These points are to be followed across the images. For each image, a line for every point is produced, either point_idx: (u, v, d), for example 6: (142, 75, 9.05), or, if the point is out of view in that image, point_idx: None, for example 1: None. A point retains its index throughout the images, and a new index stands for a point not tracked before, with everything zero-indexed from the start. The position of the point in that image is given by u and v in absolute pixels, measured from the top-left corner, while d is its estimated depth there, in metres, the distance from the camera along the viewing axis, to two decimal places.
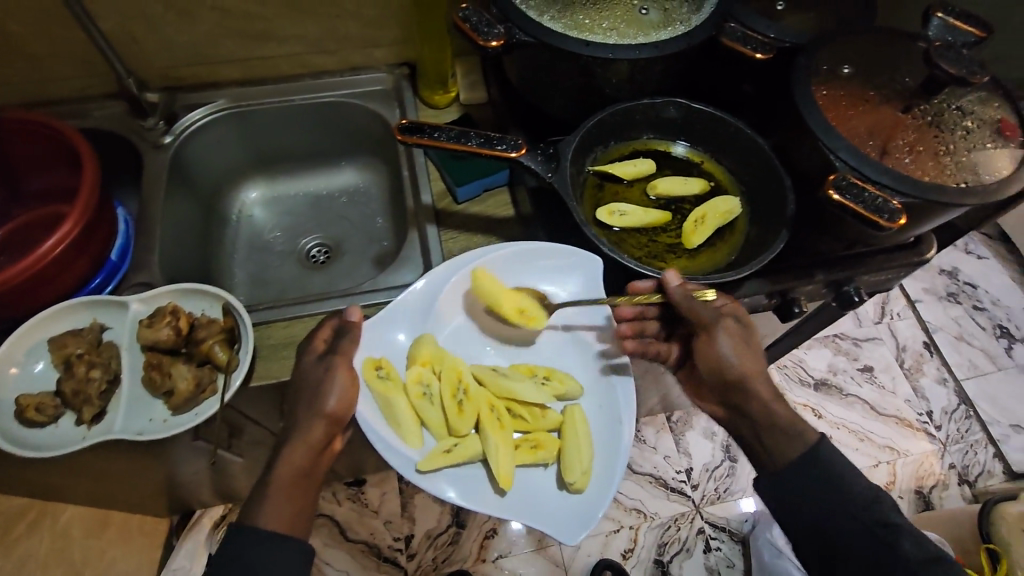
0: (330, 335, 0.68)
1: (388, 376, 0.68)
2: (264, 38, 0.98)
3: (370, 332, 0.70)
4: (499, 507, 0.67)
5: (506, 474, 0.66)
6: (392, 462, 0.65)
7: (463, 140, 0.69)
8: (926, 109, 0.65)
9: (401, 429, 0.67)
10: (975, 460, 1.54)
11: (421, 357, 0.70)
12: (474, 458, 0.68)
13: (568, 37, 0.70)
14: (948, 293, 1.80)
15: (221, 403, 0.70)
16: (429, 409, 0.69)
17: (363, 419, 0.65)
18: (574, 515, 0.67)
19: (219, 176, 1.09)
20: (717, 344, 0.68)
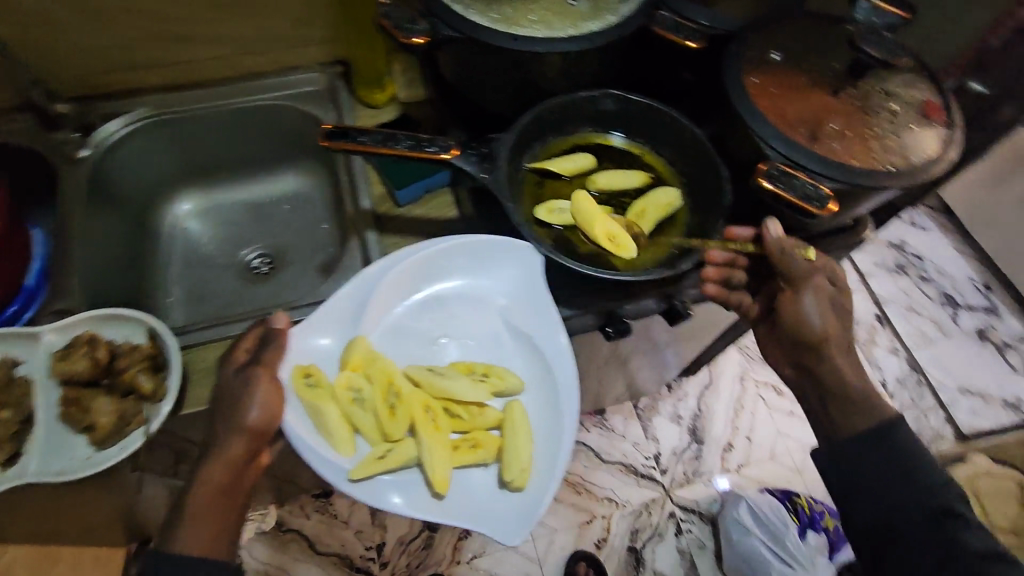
0: (254, 346, 0.65)
1: (316, 384, 0.64)
2: (182, 42, 0.93)
3: (298, 339, 0.66)
4: (437, 512, 0.64)
5: (441, 479, 0.63)
6: (322, 473, 0.62)
7: (391, 143, 0.66)
8: (853, 93, 0.66)
9: (331, 438, 0.63)
10: (928, 425, 1.60)
11: (350, 361, 0.65)
12: (409, 463, 0.65)
13: (496, 31, 0.68)
14: (897, 266, 1.85)
15: (145, 436, 0.65)
16: (361, 415, 0.65)
17: (289, 430, 0.62)
18: (513, 515, 0.64)
19: (147, 188, 1.02)
20: (803, 302, 0.68)
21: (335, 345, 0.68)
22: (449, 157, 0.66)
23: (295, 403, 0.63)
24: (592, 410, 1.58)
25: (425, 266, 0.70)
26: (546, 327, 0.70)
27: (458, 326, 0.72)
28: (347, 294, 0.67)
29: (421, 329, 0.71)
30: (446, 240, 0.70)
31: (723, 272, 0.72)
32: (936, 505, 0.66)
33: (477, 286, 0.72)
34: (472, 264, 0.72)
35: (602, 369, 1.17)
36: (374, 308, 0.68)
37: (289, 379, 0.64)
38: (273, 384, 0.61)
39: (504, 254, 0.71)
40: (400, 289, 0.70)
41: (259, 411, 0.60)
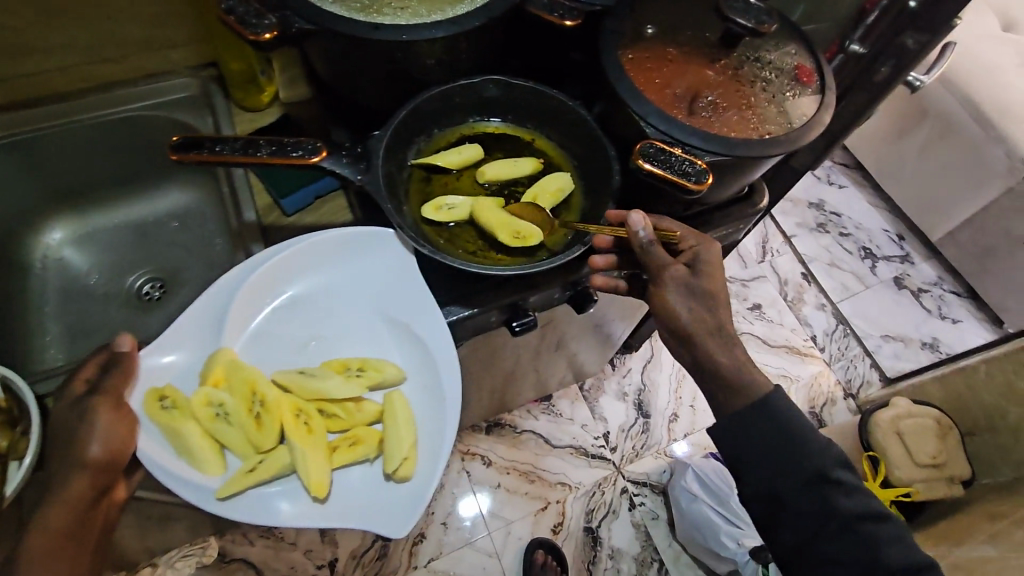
0: (95, 373, 0.63)
1: (173, 406, 0.62)
2: (22, 54, 0.82)
3: (147, 364, 0.63)
4: (319, 516, 0.63)
5: (318, 481, 0.62)
6: (187, 497, 0.61)
7: (252, 151, 0.61)
8: (728, 64, 0.66)
9: (195, 459, 0.62)
10: (856, 373, 1.68)
11: (209, 376, 0.64)
12: (285, 471, 0.64)
13: (355, 21, 0.63)
14: (817, 224, 1.92)
15: (1, 498, 0.60)
16: (228, 431, 0.64)
17: (145, 458, 0.60)
18: (401, 504, 0.63)
19: (10, 219, 0.92)
20: (674, 285, 0.65)
21: (194, 362, 0.65)
22: (318, 161, 0.61)
23: (151, 429, 0.61)
24: (537, 398, 1.56)
25: (284, 267, 0.69)
26: (421, 314, 0.69)
27: (328, 325, 0.70)
28: (200, 309, 0.65)
29: (289, 333, 0.69)
30: (304, 238, 0.68)
31: (610, 262, 0.70)
32: (847, 462, 0.67)
33: (345, 281, 0.71)
34: (337, 258, 0.71)
35: (535, 359, 1.15)
36: (232, 318, 0.66)
37: (140, 405, 0.62)
38: (114, 410, 0.60)
39: (370, 245, 0.70)
40: (260, 295, 0.68)
41: (99, 444, 0.59)
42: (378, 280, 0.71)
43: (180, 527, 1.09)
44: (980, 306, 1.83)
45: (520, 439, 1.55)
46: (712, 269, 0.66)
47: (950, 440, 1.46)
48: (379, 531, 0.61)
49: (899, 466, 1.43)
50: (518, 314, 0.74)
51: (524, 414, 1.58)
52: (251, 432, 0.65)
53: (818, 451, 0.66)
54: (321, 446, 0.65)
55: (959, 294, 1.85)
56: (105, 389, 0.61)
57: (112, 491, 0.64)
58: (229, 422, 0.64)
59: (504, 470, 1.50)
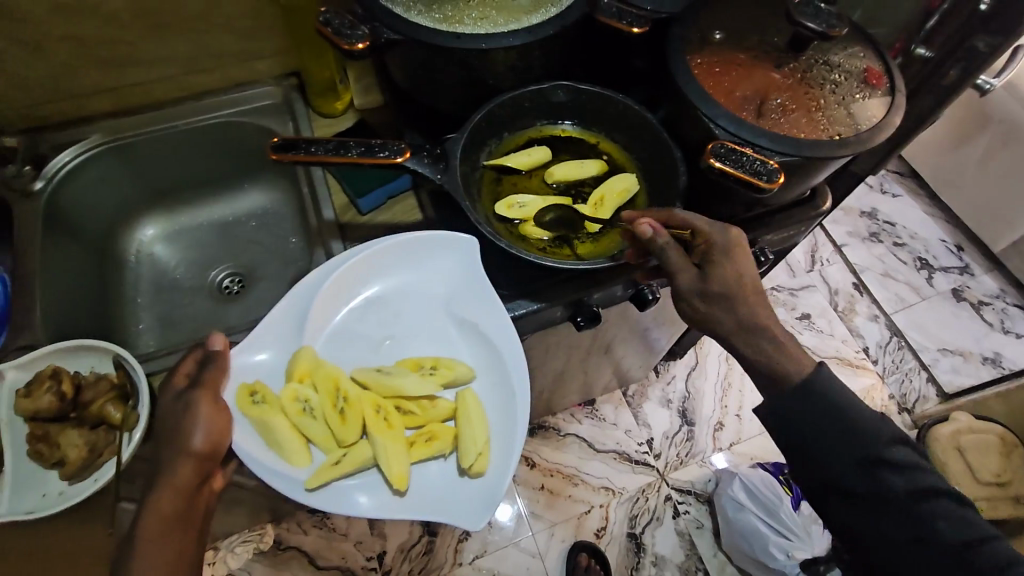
0: (194, 367, 0.67)
1: (263, 400, 0.67)
2: (131, 63, 0.91)
3: (238, 361, 0.69)
4: (400, 508, 0.67)
5: (399, 474, 0.66)
6: (279, 487, 0.66)
7: (342, 151, 0.66)
8: (797, 67, 0.67)
9: (285, 452, 0.67)
10: (912, 388, 1.63)
11: (295, 372, 0.68)
12: (367, 464, 0.68)
13: (438, 31, 0.68)
14: (870, 233, 1.88)
15: (117, 465, 0.66)
16: (313, 425, 0.68)
17: (241, 450, 0.65)
18: (477, 498, 0.67)
19: (110, 217, 1.01)
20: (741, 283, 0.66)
21: (278, 360, 0.70)
22: (402, 160, 0.66)
23: (245, 422, 0.67)
24: (581, 402, 1.58)
25: (362, 269, 0.73)
26: (490, 314, 0.72)
27: (403, 325, 0.74)
28: (285, 310, 0.70)
29: (366, 331, 0.74)
30: (381, 241, 0.73)
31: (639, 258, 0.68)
32: None
33: (418, 283, 0.75)
34: (411, 260, 0.75)
35: (585, 360, 1.16)
36: (313, 317, 0.71)
37: (234, 400, 0.67)
38: (212, 404, 0.63)
39: (442, 246, 0.74)
40: (339, 295, 0.72)
41: (202, 433, 0.62)
42: (449, 281, 0.74)
43: (241, 512, 1.15)
44: None
45: (564, 442, 1.56)
46: (724, 263, 0.62)
47: (1016, 457, 1.41)
48: (458, 523, 0.65)
49: (960, 484, 1.38)
50: (582, 309, 0.76)
51: (567, 417, 1.60)
52: (333, 427, 0.69)
53: None
54: (400, 441, 0.69)
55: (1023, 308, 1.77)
56: (206, 379, 0.65)
57: (211, 480, 0.65)
58: (314, 416, 0.68)
59: (548, 471, 1.52)
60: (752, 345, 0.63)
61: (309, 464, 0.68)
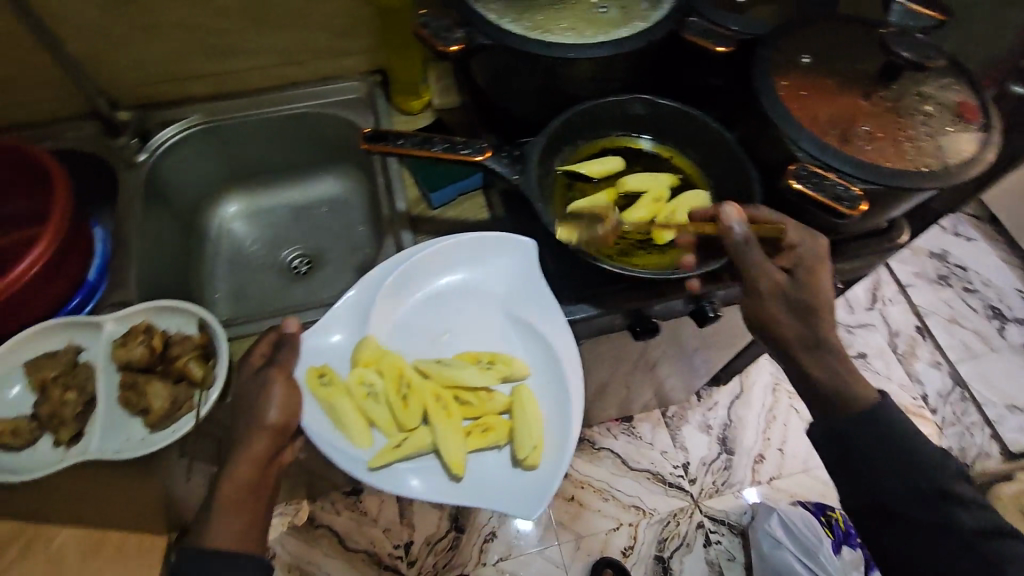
0: (267, 350, 0.72)
1: (330, 382, 0.71)
2: (235, 53, 0.98)
3: (308, 345, 0.73)
4: (456, 494, 0.69)
5: (458, 459, 0.69)
6: (342, 465, 0.68)
7: (427, 146, 0.69)
8: (886, 96, 0.66)
9: (349, 432, 0.70)
10: (972, 442, 1.54)
11: (361, 358, 0.72)
12: (425, 450, 0.70)
13: (528, 39, 0.70)
14: (938, 276, 1.79)
15: (194, 418, 0.72)
16: (376, 409, 0.71)
17: (308, 427, 0.68)
18: (531, 490, 0.68)
19: (199, 192, 1.08)
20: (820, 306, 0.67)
21: (345, 345, 0.74)
22: (482, 159, 0.69)
23: (312, 401, 0.70)
24: (619, 417, 1.56)
25: (429, 264, 0.77)
26: (547, 314, 0.74)
27: (462, 321, 0.77)
28: (352, 301, 0.75)
29: (429, 324, 0.77)
30: (448, 239, 0.77)
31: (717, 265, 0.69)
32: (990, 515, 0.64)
33: (481, 281, 0.78)
34: (475, 259, 0.78)
35: (631, 375, 1.15)
36: (378, 308, 0.74)
37: (304, 378, 0.70)
38: (285, 383, 0.68)
39: (509, 249, 0.77)
40: (405, 288, 0.76)
41: (276, 409, 0.66)
42: (510, 279, 0.77)
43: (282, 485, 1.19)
44: None
45: (597, 455, 1.55)
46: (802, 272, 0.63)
47: None
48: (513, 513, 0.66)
49: None
50: (642, 320, 0.77)
51: (603, 431, 1.58)
52: (394, 412, 0.71)
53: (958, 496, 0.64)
54: (458, 430, 0.71)
55: None
56: (280, 362, 0.69)
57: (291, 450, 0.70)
58: (377, 400, 0.71)
59: (579, 483, 1.51)
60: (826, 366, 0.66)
61: (369, 446, 0.70)
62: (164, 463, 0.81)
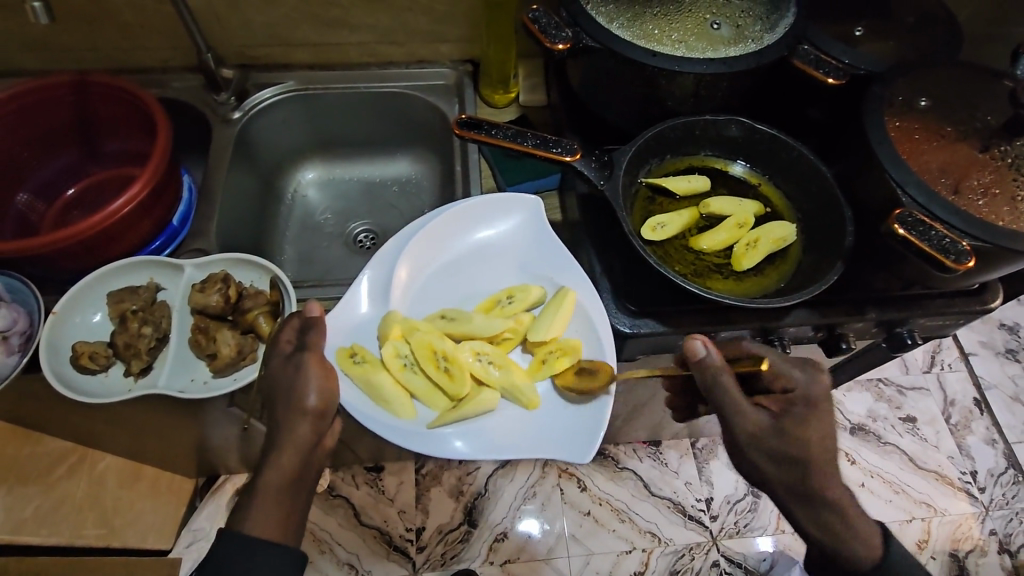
0: (293, 335, 0.72)
1: (363, 360, 0.74)
2: (337, 26, 1.01)
3: (334, 324, 0.76)
4: (519, 450, 0.71)
5: (531, 400, 0.73)
6: (395, 438, 0.71)
7: (519, 140, 0.69)
8: (1007, 151, 0.63)
9: (392, 406, 0.73)
10: (1021, 530, 1.43)
11: (391, 333, 0.75)
12: (484, 412, 0.73)
13: (636, 45, 0.70)
14: (1006, 349, 1.69)
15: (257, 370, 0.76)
16: (413, 380, 0.75)
17: (348, 406, 0.72)
18: (584, 429, 0.71)
19: (282, 155, 1.12)
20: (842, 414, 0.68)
21: (373, 321, 0.78)
22: (570, 160, 0.68)
23: (349, 381, 0.73)
24: (646, 440, 1.53)
25: (444, 232, 0.82)
26: (568, 270, 0.79)
27: (480, 280, 0.83)
28: (371, 282, 0.78)
29: (449, 293, 0.82)
30: (461, 205, 0.81)
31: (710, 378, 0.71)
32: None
33: (498, 245, 0.84)
34: (491, 219, 0.84)
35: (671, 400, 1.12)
36: (398, 282, 0.78)
37: (335, 359, 0.73)
38: (319, 364, 0.68)
39: (515, 208, 0.83)
40: (423, 259, 0.81)
41: (316, 394, 0.67)
42: (527, 235, 0.83)
43: None
44: None
45: (620, 475, 1.51)
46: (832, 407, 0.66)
47: None
48: (570, 460, 0.69)
49: None
50: None
51: (628, 451, 1.55)
52: (435, 379, 0.75)
53: None
54: (518, 376, 0.75)
55: None
56: (311, 343, 0.70)
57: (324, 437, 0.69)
58: (415, 370, 0.75)
59: (597, 500, 1.47)
60: None
61: (414, 417, 0.74)
62: (215, 407, 0.84)
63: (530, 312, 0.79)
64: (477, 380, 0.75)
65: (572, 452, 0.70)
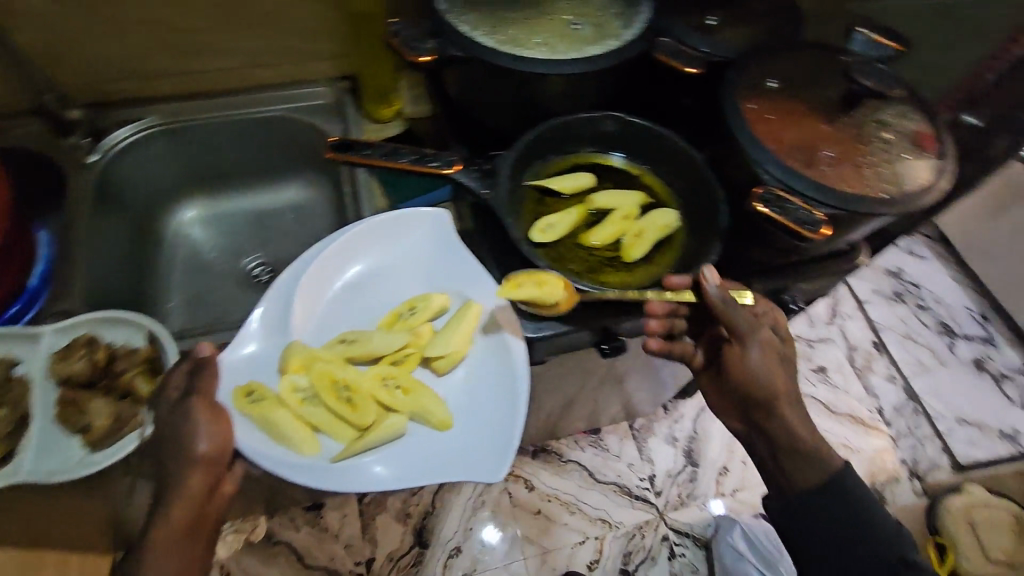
0: (183, 377, 0.68)
1: (261, 398, 0.70)
2: (195, 52, 0.95)
3: (226, 364, 0.71)
4: (427, 475, 0.71)
5: (442, 419, 0.73)
6: (300, 475, 0.68)
7: (395, 158, 0.68)
8: (849, 121, 0.68)
9: (293, 442, 0.70)
10: (924, 454, 1.58)
11: (289, 366, 0.72)
12: (393, 437, 0.72)
13: (500, 51, 0.69)
14: (894, 293, 1.84)
15: (139, 435, 0.70)
16: (315, 412, 0.72)
17: (248, 450, 0.67)
18: (494, 447, 0.71)
19: (156, 194, 1.04)
20: (749, 354, 0.71)
21: (270, 355, 0.74)
22: (450, 172, 0.67)
23: (246, 422, 0.69)
24: (586, 429, 1.54)
25: (342, 254, 0.79)
26: (472, 281, 0.78)
27: (382, 298, 0.80)
28: (266, 314, 0.74)
29: (350, 316, 0.79)
30: (358, 226, 0.79)
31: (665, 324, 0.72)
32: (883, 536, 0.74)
33: (399, 262, 0.81)
34: (391, 235, 0.81)
35: (599, 389, 1.13)
36: (297, 312, 0.75)
37: (230, 401, 0.69)
38: (207, 411, 0.65)
39: (415, 222, 0.81)
40: (321, 283, 0.78)
41: (206, 440, 0.64)
42: (429, 249, 0.81)
43: (241, 498, 1.15)
44: None
45: (565, 468, 1.52)
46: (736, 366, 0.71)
47: None
48: (479, 477, 0.69)
49: (966, 557, 1.39)
50: (608, 338, 0.77)
51: (570, 443, 1.55)
52: (337, 410, 0.73)
53: None
54: (425, 395, 0.74)
55: None
56: (200, 389, 0.66)
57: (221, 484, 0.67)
58: (315, 403, 0.73)
59: (546, 496, 1.48)
60: None
61: (318, 451, 0.71)
62: (109, 478, 0.77)
63: (434, 325, 0.78)
64: (382, 405, 0.74)
65: (480, 470, 0.70)
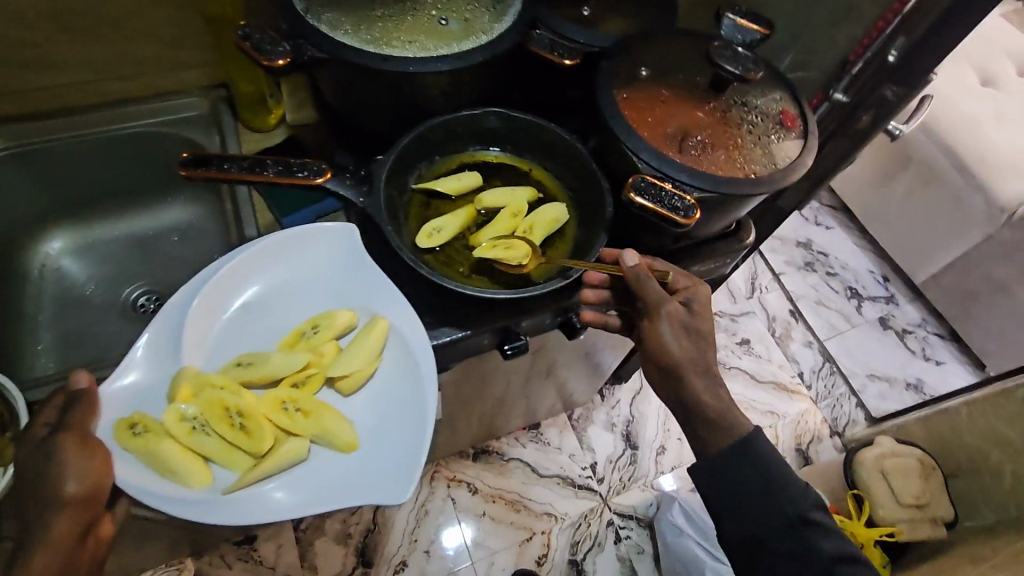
0: (54, 414, 0.61)
1: (146, 430, 0.62)
2: (40, 67, 0.85)
3: (110, 396, 0.63)
4: (327, 501, 0.64)
5: (347, 441, 0.67)
6: (188, 511, 0.61)
7: (259, 169, 0.64)
8: (718, 105, 0.70)
9: (180, 475, 0.63)
10: (842, 412, 1.67)
11: (177, 393, 0.65)
12: (293, 463, 0.66)
13: (364, 51, 0.66)
14: (805, 263, 1.94)
15: None
16: (207, 442, 0.65)
17: (128, 486, 0.60)
18: (399, 469, 0.65)
19: (16, 225, 0.94)
20: (660, 331, 0.66)
21: (156, 384, 0.66)
22: (322, 181, 0.64)
23: (128, 456, 0.61)
24: (526, 425, 1.52)
25: (239, 270, 0.71)
26: (380, 295, 0.72)
27: (285, 315, 0.73)
28: (155, 337, 0.66)
29: (249, 335, 0.72)
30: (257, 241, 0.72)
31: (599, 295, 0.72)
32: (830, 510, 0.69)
33: (303, 275, 0.74)
34: (292, 249, 0.74)
35: (526, 386, 1.12)
36: (189, 335, 0.67)
37: (110, 434, 0.61)
38: (79, 446, 0.58)
39: (317, 235, 0.74)
40: (216, 303, 0.70)
41: (75, 481, 0.57)
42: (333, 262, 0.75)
43: (156, 544, 1.06)
44: (962, 348, 1.83)
45: (507, 467, 1.49)
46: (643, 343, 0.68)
47: (934, 481, 1.37)
48: (379, 500, 0.63)
49: (886, 506, 1.33)
50: (510, 337, 0.77)
51: (511, 441, 1.53)
52: (230, 439, 0.66)
53: (801, 500, 0.67)
54: (330, 417, 0.68)
55: (942, 335, 1.85)
56: (70, 424, 0.59)
57: (97, 527, 0.61)
58: (206, 432, 0.65)
59: (490, 497, 1.45)
60: (704, 391, 0.65)
61: (210, 483, 0.64)
62: None
63: (340, 342, 0.72)
64: (282, 430, 0.68)
65: (381, 494, 0.64)
